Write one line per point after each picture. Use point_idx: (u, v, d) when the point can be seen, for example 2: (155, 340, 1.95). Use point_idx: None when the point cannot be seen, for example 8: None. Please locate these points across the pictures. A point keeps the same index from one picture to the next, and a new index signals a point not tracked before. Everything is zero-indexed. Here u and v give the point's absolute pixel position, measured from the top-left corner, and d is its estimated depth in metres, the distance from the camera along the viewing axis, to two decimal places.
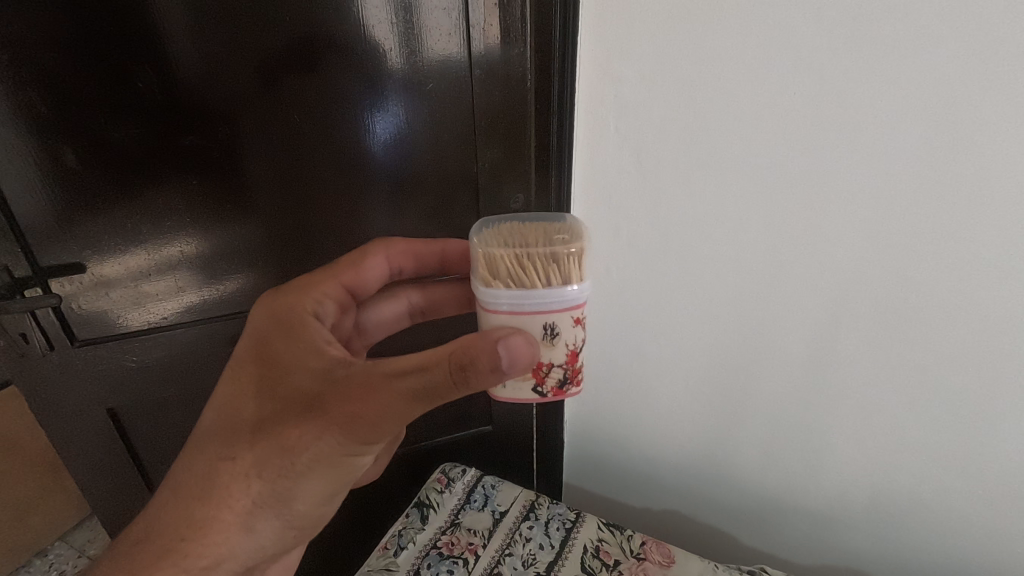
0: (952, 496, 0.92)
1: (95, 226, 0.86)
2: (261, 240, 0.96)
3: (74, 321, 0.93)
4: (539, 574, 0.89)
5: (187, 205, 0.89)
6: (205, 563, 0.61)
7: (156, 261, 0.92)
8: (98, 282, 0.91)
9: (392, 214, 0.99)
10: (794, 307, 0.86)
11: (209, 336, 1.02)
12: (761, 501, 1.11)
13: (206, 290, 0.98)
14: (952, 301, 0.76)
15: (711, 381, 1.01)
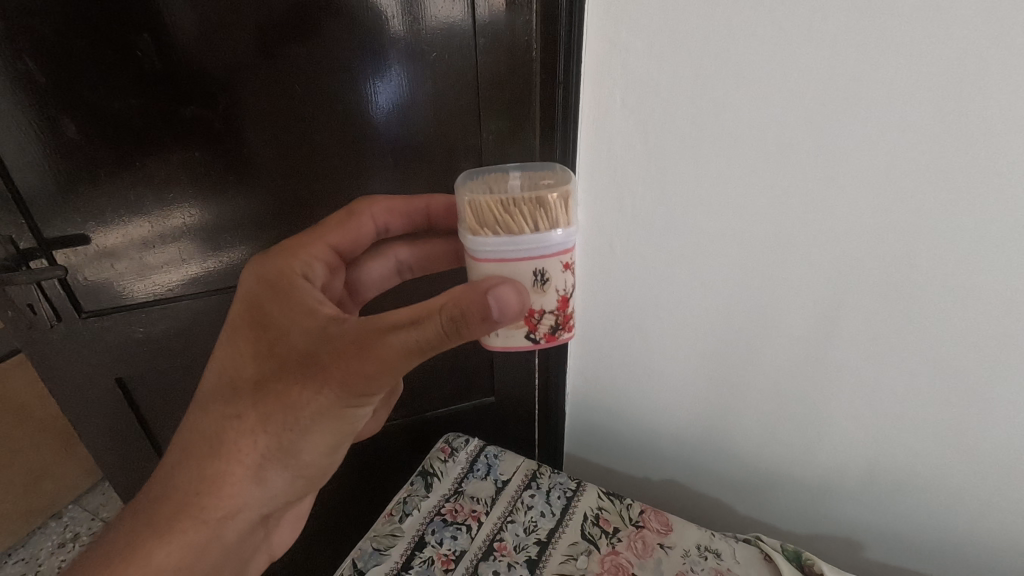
0: (948, 469, 0.93)
1: (97, 196, 0.86)
2: (263, 211, 0.96)
3: (79, 292, 0.93)
4: (541, 540, 0.92)
5: (188, 175, 0.88)
6: (222, 512, 0.65)
7: (159, 231, 0.92)
8: (102, 253, 0.91)
9: (395, 185, 0.98)
10: (798, 284, 0.86)
11: (214, 307, 1.02)
12: (758, 472, 1.13)
13: (209, 261, 0.98)
14: (956, 278, 0.75)
15: (712, 355, 1.02)
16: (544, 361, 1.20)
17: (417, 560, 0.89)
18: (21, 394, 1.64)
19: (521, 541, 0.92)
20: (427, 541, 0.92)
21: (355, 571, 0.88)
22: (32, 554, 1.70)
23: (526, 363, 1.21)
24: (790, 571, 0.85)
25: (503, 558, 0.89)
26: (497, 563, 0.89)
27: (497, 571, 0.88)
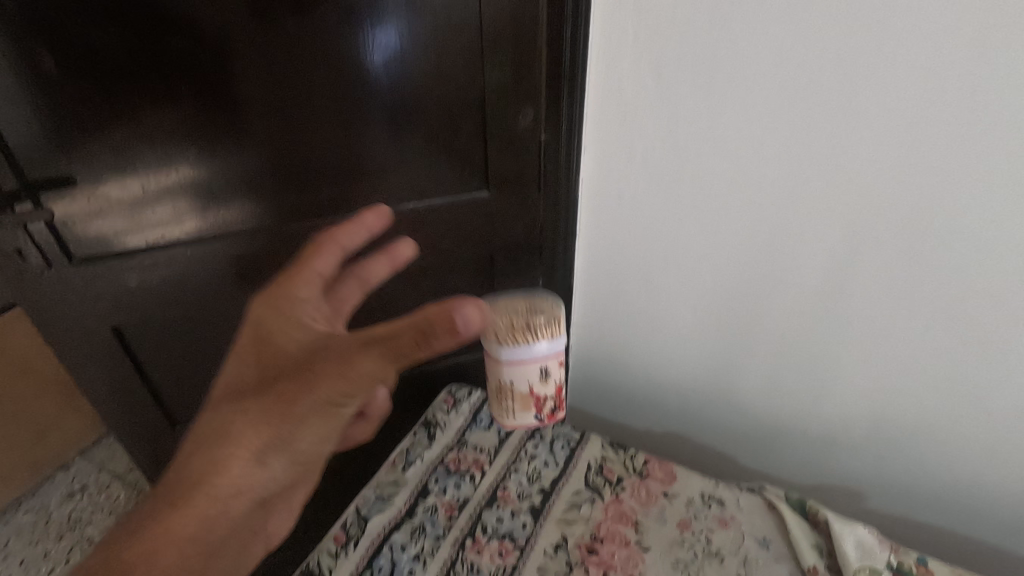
0: (959, 419, 0.92)
1: (77, 140, 0.81)
2: (253, 168, 0.90)
3: (64, 242, 0.90)
4: (545, 489, 0.92)
5: (173, 125, 0.83)
6: (231, 490, 0.58)
7: (145, 185, 0.87)
8: (83, 202, 0.87)
9: (391, 144, 0.94)
10: (811, 232, 0.83)
11: (204, 268, 0.98)
12: (762, 424, 1.13)
13: (196, 220, 0.93)
14: (976, 221, 0.73)
15: (720, 308, 0.99)
16: None
17: (421, 507, 0.89)
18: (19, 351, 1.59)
19: (524, 490, 0.92)
20: (431, 489, 0.92)
21: (359, 518, 0.88)
22: (43, 504, 1.74)
23: None
24: (792, 518, 0.85)
25: (506, 506, 0.90)
26: (501, 510, 0.89)
27: (501, 518, 0.88)
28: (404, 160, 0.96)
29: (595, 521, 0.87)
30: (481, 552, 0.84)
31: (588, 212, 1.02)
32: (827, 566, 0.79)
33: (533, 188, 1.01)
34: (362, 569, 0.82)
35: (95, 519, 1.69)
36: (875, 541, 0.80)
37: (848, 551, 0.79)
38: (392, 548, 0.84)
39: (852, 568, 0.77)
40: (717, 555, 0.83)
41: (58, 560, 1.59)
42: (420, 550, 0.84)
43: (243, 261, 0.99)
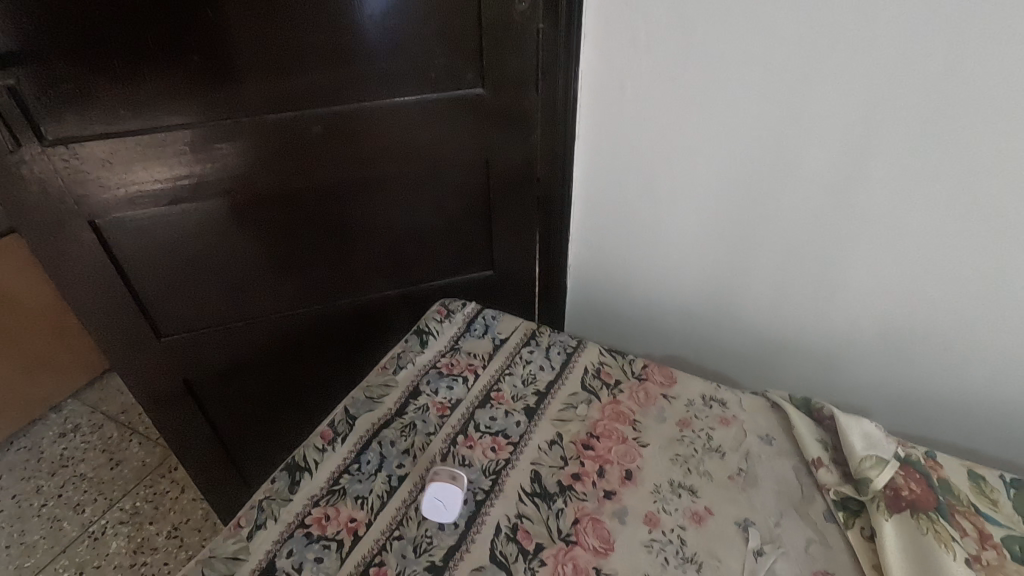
0: (968, 320, 0.89)
1: (86, 118, 0.79)
2: (265, 143, 0.88)
3: (74, 228, 0.87)
4: (540, 390, 0.89)
5: (181, 95, 0.81)
6: None
7: (154, 162, 0.85)
8: (84, 174, 0.83)
9: (399, 106, 0.90)
10: (825, 112, 0.82)
11: (216, 236, 0.96)
12: (767, 340, 1.09)
13: (207, 194, 0.90)
14: (991, 87, 0.71)
15: (727, 207, 0.97)
16: (548, 231, 1.14)
17: (412, 406, 0.86)
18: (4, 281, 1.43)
19: (519, 392, 0.89)
20: (422, 390, 0.89)
21: (348, 416, 0.85)
22: (35, 442, 1.60)
23: (528, 234, 1.13)
24: (796, 416, 0.83)
25: (500, 406, 0.87)
26: (494, 410, 0.86)
27: (494, 417, 0.85)
28: (412, 120, 0.92)
29: (592, 420, 0.85)
30: (473, 447, 0.81)
31: (593, 118, 1.01)
32: (831, 459, 0.77)
33: (531, 84, 0.94)
34: (349, 463, 0.79)
35: (86, 458, 1.55)
36: (881, 434, 0.77)
37: (854, 442, 0.75)
38: (380, 443, 0.81)
39: (857, 459, 0.73)
40: (718, 450, 0.81)
41: (51, 497, 1.46)
42: (410, 445, 0.81)
43: (231, 163, 0.88)
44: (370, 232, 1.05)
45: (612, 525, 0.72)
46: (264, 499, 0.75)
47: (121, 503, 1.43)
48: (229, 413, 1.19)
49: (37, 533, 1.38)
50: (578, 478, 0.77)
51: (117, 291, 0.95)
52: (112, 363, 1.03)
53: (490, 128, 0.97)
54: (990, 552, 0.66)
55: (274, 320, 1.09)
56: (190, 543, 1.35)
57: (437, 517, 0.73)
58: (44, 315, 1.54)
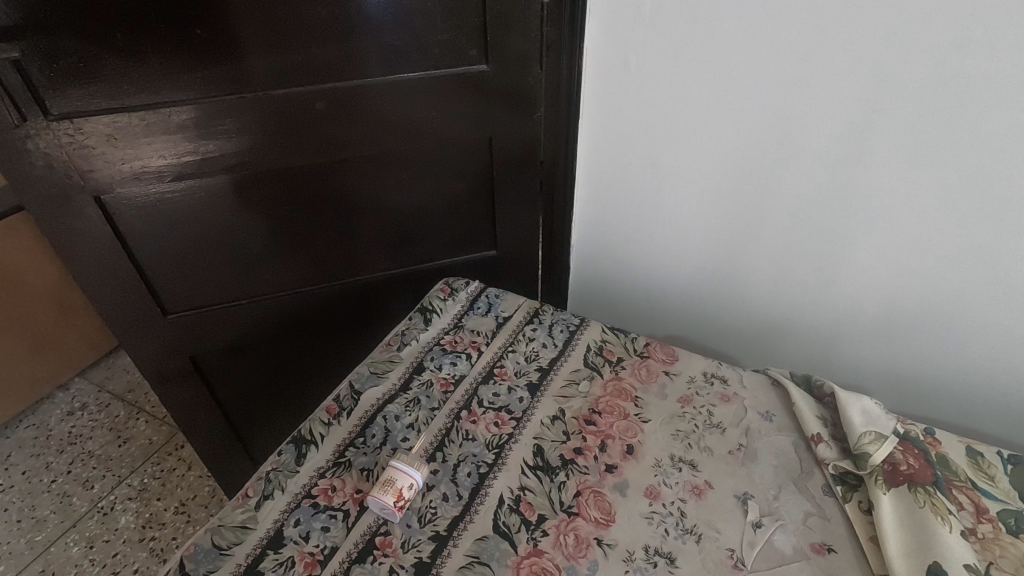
0: (970, 299, 0.89)
1: (88, 89, 0.79)
2: (265, 116, 0.87)
3: (77, 200, 0.87)
4: (543, 367, 0.90)
5: (181, 66, 0.80)
6: None
7: (155, 134, 0.84)
8: (90, 149, 0.83)
9: (399, 79, 0.89)
10: (831, 88, 0.81)
11: (219, 209, 0.95)
12: (768, 319, 1.10)
13: (208, 166, 0.90)
14: (1000, 64, 0.70)
15: (730, 186, 0.97)
16: (551, 211, 1.15)
17: (416, 382, 0.87)
18: (12, 259, 1.44)
19: (522, 368, 0.90)
20: (426, 366, 0.90)
21: (352, 391, 0.86)
22: (43, 420, 1.62)
23: (531, 214, 1.13)
24: (797, 392, 0.83)
25: (503, 382, 0.87)
26: (497, 386, 0.87)
27: (497, 392, 0.86)
28: (411, 93, 0.91)
29: (594, 396, 0.86)
30: (476, 422, 0.82)
31: (597, 95, 1.00)
32: (830, 435, 0.78)
33: (535, 62, 0.93)
34: (354, 437, 0.80)
35: (94, 436, 1.57)
36: (881, 411, 0.78)
37: (854, 418, 0.76)
38: (385, 418, 0.82)
39: (856, 435, 0.74)
40: (719, 426, 0.82)
41: (60, 473, 1.48)
42: (414, 420, 0.82)
43: (235, 139, 0.88)
44: (374, 210, 1.05)
45: (613, 498, 0.73)
46: (271, 470, 0.76)
47: (130, 480, 1.46)
48: (235, 390, 1.20)
49: (47, 508, 1.40)
50: (580, 452, 0.78)
51: (123, 267, 0.95)
52: (120, 339, 1.04)
53: (493, 106, 0.96)
54: (985, 526, 0.67)
55: (279, 298, 1.09)
56: (198, 518, 1.37)
57: (441, 489, 0.74)
58: (52, 293, 1.55)
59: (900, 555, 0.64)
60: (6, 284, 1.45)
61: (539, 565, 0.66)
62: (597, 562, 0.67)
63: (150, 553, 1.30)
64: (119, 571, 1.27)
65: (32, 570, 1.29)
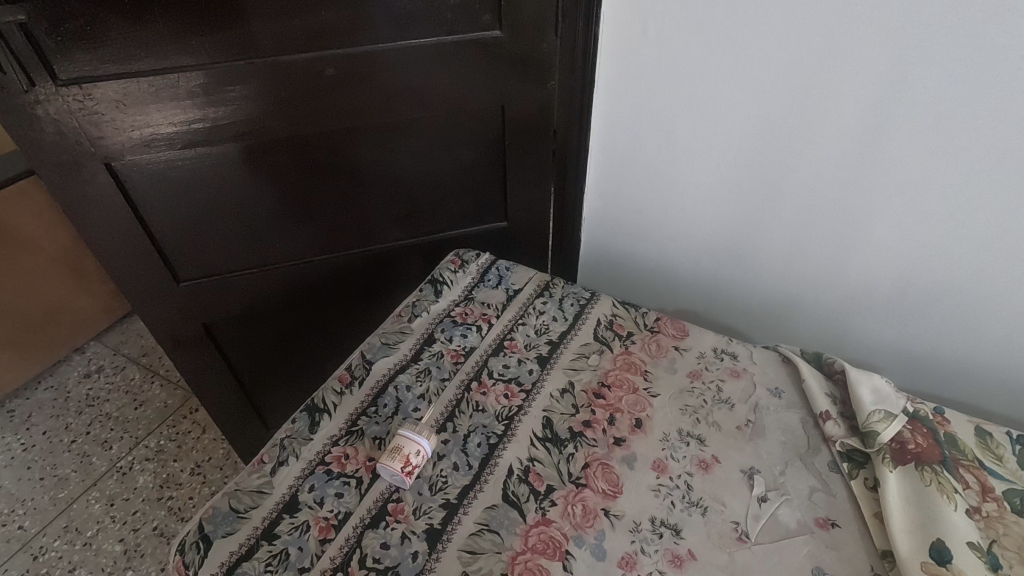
0: (988, 279, 0.88)
1: (95, 53, 0.77)
2: (273, 84, 0.86)
3: (87, 166, 0.86)
4: (553, 341, 0.90)
5: (187, 30, 0.78)
6: None
7: (163, 101, 0.83)
8: (98, 114, 0.82)
9: (409, 45, 0.87)
10: (856, 60, 0.78)
11: (229, 177, 0.95)
12: (780, 294, 1.09)
13: (217, 133, 0.88)
14: None
15: (746, 159, 0.95)
16: (563, 182, 1.14)
17: (426, 353, 0.88)
18: (25, 223, 1.45)
19: (532, 341, 0.90)
20: (437, 338, 0.90)
21: (364, 361, 0.87)
22: (61, 381, 1.66)
23: (543, 186, 1.12)
24: (807, 370, 0.84)
25: (513, 355, 0.88)
26: (507, 358, 0.87)
27: (507, 364, 0.87)
28: (421, 60, 0.89)
29: (603, 370, 0.86)
30: (486, 394, 0.83)
31: (612, 63, 0.97)
32: (839, 412, 0.78)
33: (549, 28, 0.90)
34: (366, 406, 0.81)
35: (111, 398, 1.61)
36: (891, 390, 0.78)
37: (863, 397, 0.76)
38: (396, 388, 0.83)
39: (865, 413, 0.75)
40: (727, 401, 0.82)
41: (79, 434, 1.52)
42: (424, 390, 0.83)
43: (243, 105, 0.87)
44: (384, 179, 1.04)
45: (621, 470, 0.74)
46: (285, 438, 0.78)
47: (146, 442, 1.49)
48: (249, 357, 1.22)
49: (68, 467, 1.45)
50: (589, 425, 0.79)
51: (136, 235, 0.96)
52: (133, 306, 1.05)
53: (505, 73, 0.94)
54: (991, 504, 0.68)
55: (290, 267, 1.10)
56: (213, 479, 1.41)
57: (452, 459, 0.75)
58: (65, 257, 1.56)
59: (903, 531, 0.65)
60: (19, 248, 1.46)
61: (547, 534, 0.68)
62: (604, 532, 0.68)
63: (168, 512, 1.35)
64: (139, 528, 1.32)
65: (56, 525, 1.34)
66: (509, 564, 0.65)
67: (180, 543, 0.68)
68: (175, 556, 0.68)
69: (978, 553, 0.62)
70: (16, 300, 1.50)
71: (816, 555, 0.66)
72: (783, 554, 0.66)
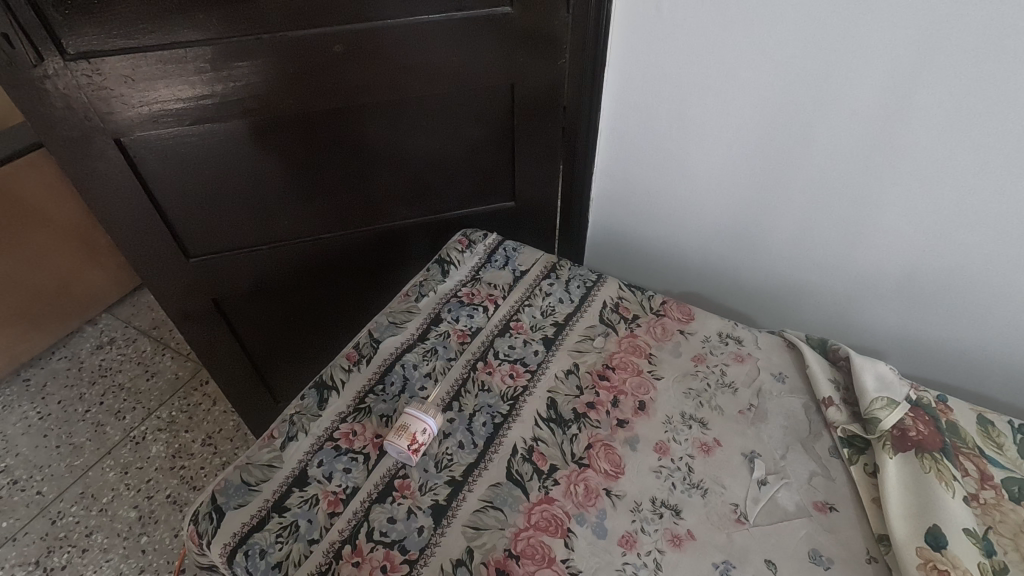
0: (999, 268, 0.87)
1: (104, 26, 0.77)
2: (281, 63, 0.85)
3: (98, 140, 0.86)
4: (559, 322, 0.91)
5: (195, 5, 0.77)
6: None
7: (173, 76, 0.83)
8: (106, 89, 0.82)
9: (418, 23, 0.86)
10: (875, 45, 0.76)
11: (236, 152, 0.95)
12: (786, 280, 1.09)
13: (225, 109, 0.88)
14: None
15: (758, 143, 0.94)
16: (571, 163, 1.13)
17: (433, 333, 0.89)
18: (35, 195, 1.46)
19: (538, 323, 0.91)
20: (443, 318, 0.91)
21: (372, 339, 0.88)
22: (75, 352, 1.69)
23: (551, 166, 1.11)
24: (811, 355, 0.84)
25: (519, 336, 0.89)
26: (513, 339, 0.88)
27: (513, 345, 0.87)
28: (431, 38, 0.88)
29: (608, 352, 0.87)
30: (491, 374, 0.84)
31: (623, 41, 0.95)
32: (841, 399, 0.79)
33: (561, 4, 0.89)
34: (373, 384, 0.83)
35: (124, 370, 1.63)
36: (895, 377, 0.78)
37: (867, 383, 0.77)
38: (403, 367, 0.84)
39: (868, 400, 0.75)
40: (731, 386, 0.83)
41: (93, 404, 1.55)
42: (431, 369, 0.84)
43: (251, 81, 0.86)
44: (392, 157, 1.03)
45: (623, 452, 0.75)
46: (294, 414, 0.79)
47: (158, 412, 1.53)
48: (257, 332, 1.23)
49: (83, 436, 1.48)
50: (592, 406, 0.80)
51: (147, 210, 0.96)
52: (145, 280, 1.06)
53: (516, 50, 0.93)
54: (989, 492, 0.68)
55: (297, 244, 1.10)
56: (224, 450, 1.44)
57: (457, 437, 0.76)
58: (75, 230, 1.58)
59: (900, 515, 0.66)
60: (30, 220, 1.47)
61: (549, 512, 0.69)
62: (605, 511, 0.70)
63: (180, 481, 1.38)
64: (153, 495, 1.36)
65: (72, 491, 1.38)
66: (512, 540, 0.67)
67: (194, 514, 0.71)
68: (189, 526, 0.70)
69: (973, 539, 0.64)
70: (28, 272, 1.52)
71: (813, 538, 0.68)
72: (780, 536, 0.68)
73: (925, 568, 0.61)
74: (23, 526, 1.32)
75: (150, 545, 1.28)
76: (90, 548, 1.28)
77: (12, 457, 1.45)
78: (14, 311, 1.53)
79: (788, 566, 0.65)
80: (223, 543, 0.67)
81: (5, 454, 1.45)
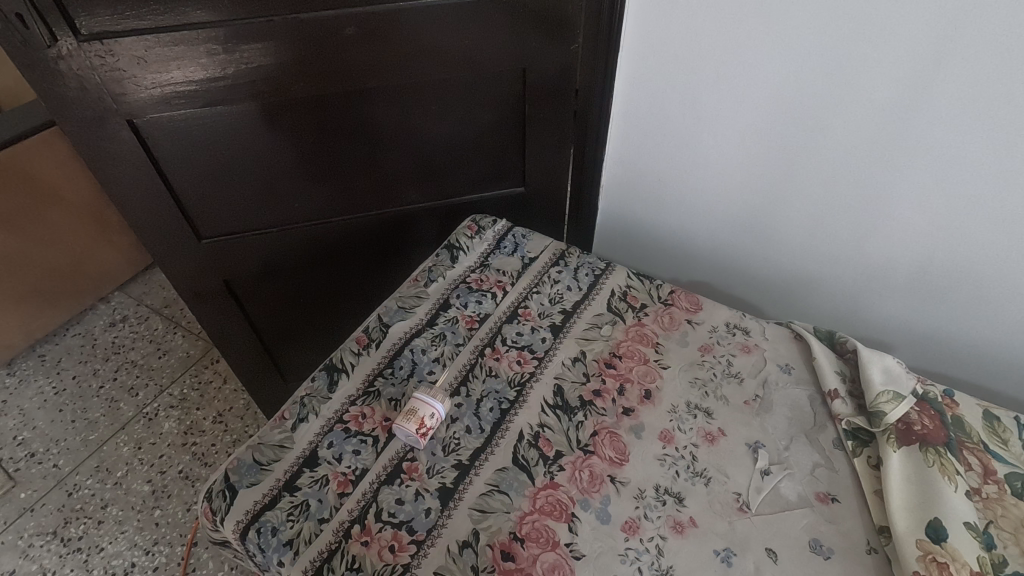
0: (1013, 264, 0.87)
1: (118, 8, 0.77)
2: (293, 48, 0.85)
3: (110, 121, 0.87)
4: (567, 310, 0.91)
5: None
6: None
7: (184, 57, 0.82)
8: (117, 69, 0.82)
9: (430, 9, 0.85)
10: (893, 37, 0.75)
11: (248, 133, 0.95)
12: (794, 270, 1.08)
13: (236, 91, 0.88)
14: None
15: (770, 133, 0.93)
16: (582, 148, 1.12)
17: (441, 318, 0.90)
18: (49, 173, 1.47)
19: (546, 310, 0.91)
20: (451, 303, 0.92)
21: (381, 324, 0.89)
22: (88, 328, 1.72)
23: (562, 152, 1.10)
24: (819, 348, 0.84)
25: (526, 323, 0.89)
26: (521, 326, 0.89)
27: (521, 332, 0.88)
28: (444, 22, 0.87)
29: (615, 341, 0.88)
30: (499, 359, 0.85)
31: (637, 27, 0.94)
32: (847, 392, 0.79)
33: None
34: (382, 368, 0.84)
35: (136, 347, 1.66)
36: (902, 371, 0.78)
37: (873, 377, 0.77)
38: (412, 351, 0.85)
39: (874, 393, 0.75)
40: (736, 376, 0.83)
41: (107, 380, 1.58)
42: (439, 354, 0.85)
43: (263, 63, 0.86)
44: (403, 142, 1.03)
45: (628, 439, 0.76)
46: (305, 396, 0.81)
47: (170, 390, 1.55)
48: (267, 313, 1.25)
49: (98, 411, 1.51)
50: (598, 394, 0.81)
51: (159, 191, 0.97)
52: (157, 260, 1.08)
53: (529, 35, 0.92)
54: (991, 486, 0.69)
55: (307, 227, 1.11)
56: (234, 428, 1.47)
57: (464, 422, 0.78)
58: (88, 208, 1.59)
59: (902, 508, 0.67)
60: (44, 198, 1.49)
61: (554, 497, 0.71)
62: (609, 497, 0.71)
63: (192, 457, 1.42)
64: (166, 470, 1.39)
65: (88, 464, 1.41)
66: (517, 523, 0.69)
67: (208, 491, 0.72)
68: (203, 503, 0.72)
69: (974, 533, 0.64)
70: (43, 250, 1.54)
71: (814, 527, 0.68)
72: (781, 525, 0.69)
73: (925, 560, 0.62)
74: (41, 497, 1.36)
75: (164, 518, 1.31)
76: (105, 519, 1.31)
77: (29, 430, 1.48)
78: (29, 288, 1.55)
79: (789, 554, 0.66)
80: (236, 520, 0.69)
81: (22, 428, 1.49)
